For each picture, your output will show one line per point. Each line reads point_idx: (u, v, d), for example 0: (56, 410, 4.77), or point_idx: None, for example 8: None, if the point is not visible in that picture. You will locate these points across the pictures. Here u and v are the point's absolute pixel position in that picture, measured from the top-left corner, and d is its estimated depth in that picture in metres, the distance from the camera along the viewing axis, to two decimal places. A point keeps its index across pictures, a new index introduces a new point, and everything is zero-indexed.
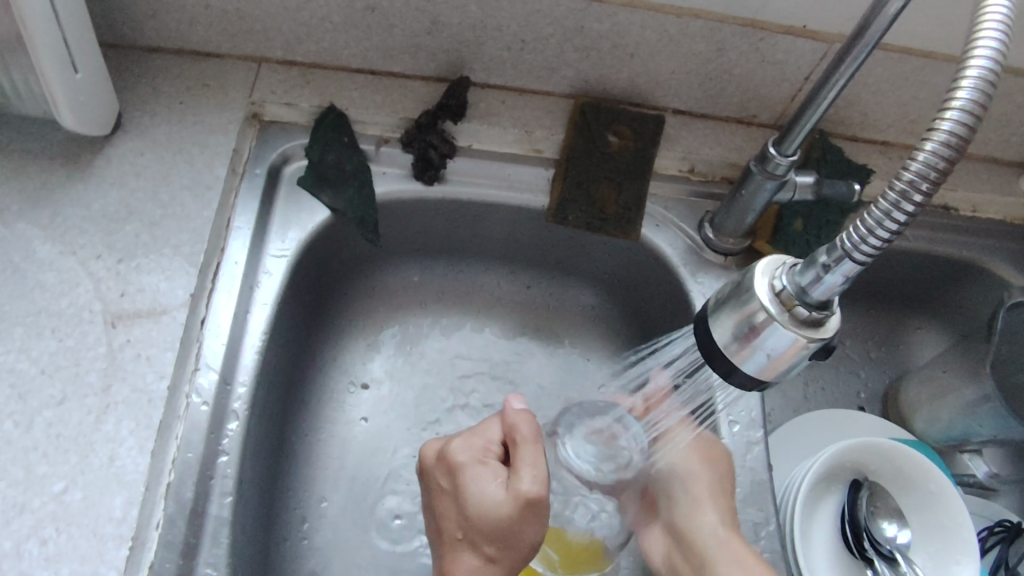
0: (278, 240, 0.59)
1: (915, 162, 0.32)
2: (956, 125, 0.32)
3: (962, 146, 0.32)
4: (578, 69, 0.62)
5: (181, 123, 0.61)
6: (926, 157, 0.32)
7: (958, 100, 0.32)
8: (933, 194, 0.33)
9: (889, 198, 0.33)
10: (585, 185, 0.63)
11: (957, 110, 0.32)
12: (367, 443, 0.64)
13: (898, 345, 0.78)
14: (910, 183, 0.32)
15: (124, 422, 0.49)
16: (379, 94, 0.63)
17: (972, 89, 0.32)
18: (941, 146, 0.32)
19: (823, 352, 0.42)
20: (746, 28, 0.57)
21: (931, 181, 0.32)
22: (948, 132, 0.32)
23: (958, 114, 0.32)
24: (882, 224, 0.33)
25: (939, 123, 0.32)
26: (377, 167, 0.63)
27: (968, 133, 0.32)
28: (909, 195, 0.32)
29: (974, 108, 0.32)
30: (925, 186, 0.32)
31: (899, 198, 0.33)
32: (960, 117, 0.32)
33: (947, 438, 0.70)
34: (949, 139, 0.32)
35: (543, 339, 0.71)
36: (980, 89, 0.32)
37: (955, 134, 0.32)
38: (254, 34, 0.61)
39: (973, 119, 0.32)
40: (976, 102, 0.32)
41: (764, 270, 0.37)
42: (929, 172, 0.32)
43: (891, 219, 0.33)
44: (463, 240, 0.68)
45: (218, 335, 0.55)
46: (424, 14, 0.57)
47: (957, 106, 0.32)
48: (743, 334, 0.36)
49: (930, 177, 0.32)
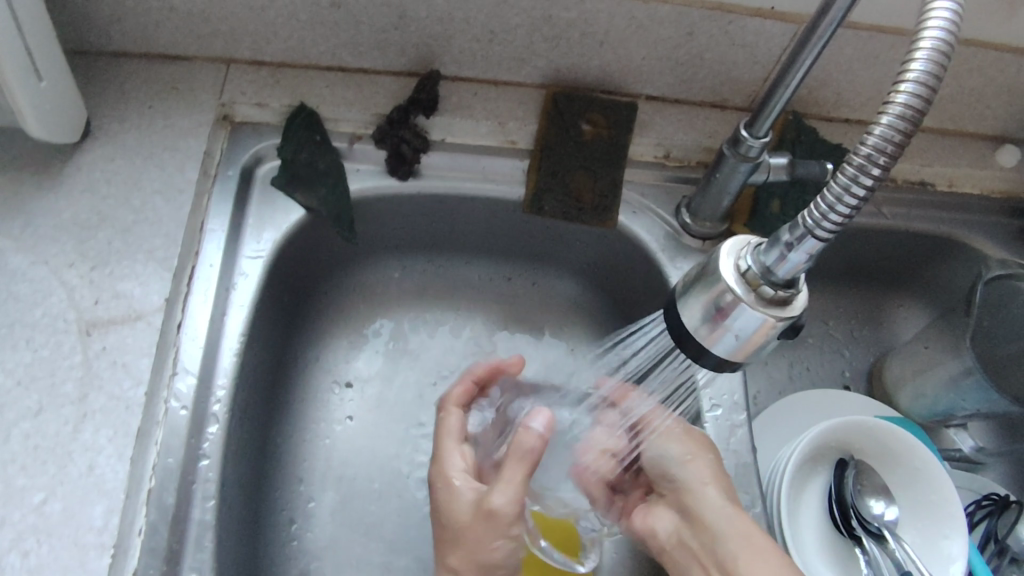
0: (252, 242, 0.59)
1: (872, 135, 0.32)
2: (911, 97, 0.31)
3: (918, 117, 0.31)
4: (549, 58, 0.61)
5: (150, 128, 0.60)
6: (882, 131, 0.32)
7: (913, 72, 0.31)
8: (891, 168, 0.32)
9: (847, 174, 0.32)
10: (561, 174, 0.63)
11: (912, 82, 0.31)
12: (353, 442, 0.64)
13: (881, 323, 0.78)
14: (867, 157, 0.32)
15: (102, 430, 0.49)
16: (350, 91, 0.62)
17: (926, 61, 0.31)
18: (897, 119, 0.31)
19: (791, 331, 0.42)
20: (714, 11, 0.57)
21: (888, 155, 0.32)
22: (903, 105, 0.31)
23: (913, 86, 0.31)
24: (842, 199, 0.33)
25: (894, 96, 0.32)
26: (350, 165, 0.63)
27: (924, 106, 0.31)
28: (867, 169, 0.32)
29: (928, 79, 0.31)
30: (883, 160, 0.32)
31: (858, 172, 0.32)
32: (915, 90, 0.31)
33: (930, 412, 0.71)
34: (905, 111, 0.31)
35: (526, 330, 0.71)
36: (934, 61, 0.31)
37: (910, 106, 0.31)
38: (221, 36, 0.60)
39: (929, 90, 0.31)
40: (930, 74, 0.31)
41: (730, 250, 0.37)
42: (886, 145, 0.32)
43: (851, 194, 0.32)
44: (441, 235, 0.68)
45: (195, 339, 0.54)
46: (390, 8, 0.57)
47: (912, 78, 0.31)
48: (711, 316, 0.36)
49: (888, 151, 0.32)
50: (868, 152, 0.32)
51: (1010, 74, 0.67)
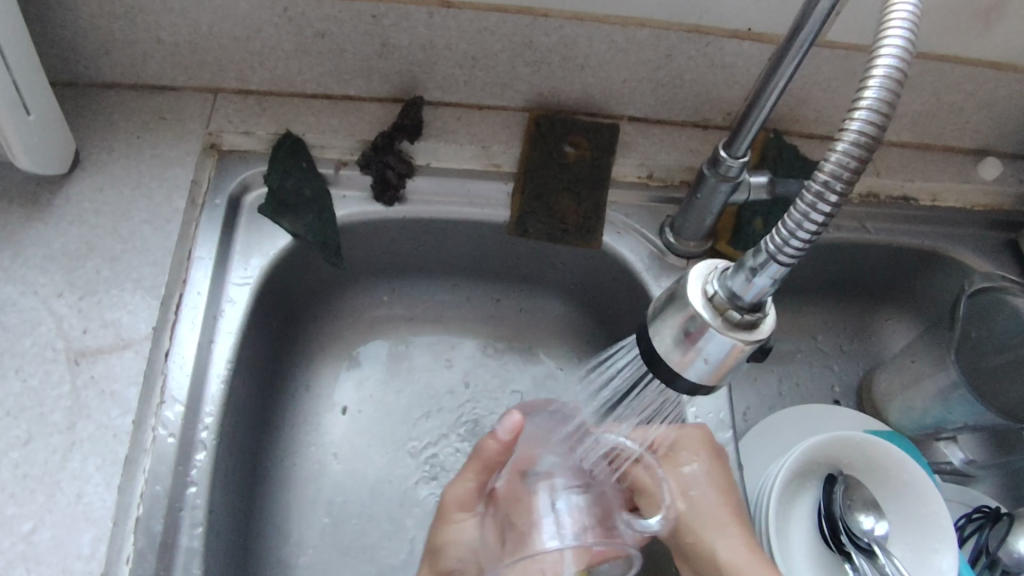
0: (240, 269, 0.59)
1: (829, 161, 0.33)
2: (866, 125, 0.32)
3: (871, 144, 0.32)
4: (531, 83, 0.62)
5: (139, 158, 0.61)
6: (838, 158, 0.33)
7: (866, 99, 0.32)
8: (848, 193, 0.33)
9: (805, 201, 0.33)
10: (545, 197, 0.63)
11: (866, 111, 0.32)
12: (343, 465, 0.64)
13: (870, 337, 0.79)
14: (825, 184, 0.33)
15: (90, 459, 0.49)
16: (335, 118, 0.63)
17: (879, 89, 0.32)
18: (851, 147, 0.32)
19: (761, 351, 0.44)
20: (691, 33, 0.58)
21: (843, 181, 0.33)
22: (858, 133, 0.32)
23: (867, 113, 0.32)
24: (801, 225, 0.33)
25: (849, 123, 0.32)
26: (336, 191, 0.63)
27: (878, 133, 0.32)
28: (824, 195, 0.33)
29: (881, 107, 0.32)
30: (838, 186, 0.33)
31: (816, 198, 0.33)
32: (868, 119, 0.32)
33: (921, 426, 0.71)
34: (859, 139, 0.32)
35: (516, 351, 0.71)
36: (887, 88, 0.32)
37: (864, 134, 0.32)
38: (208, 66, 0.61)
39: (882, 118, 0.32)
40: (883, 102, 0.32)
41: (697, 276, 0.38)
42: (842, 172, 0.32)
43: (810, 220, 0.33)
44: (427, 259, 0.69)
45: (183, 366, 0.54)
46: (373, 37, 0.58)
47: (865, 106, 0.32)
48: (682, 342, 0.37)
49: (844, 178, 0.33)
50: (825, 177, 0.33)
51: (988, 89, 0.68)
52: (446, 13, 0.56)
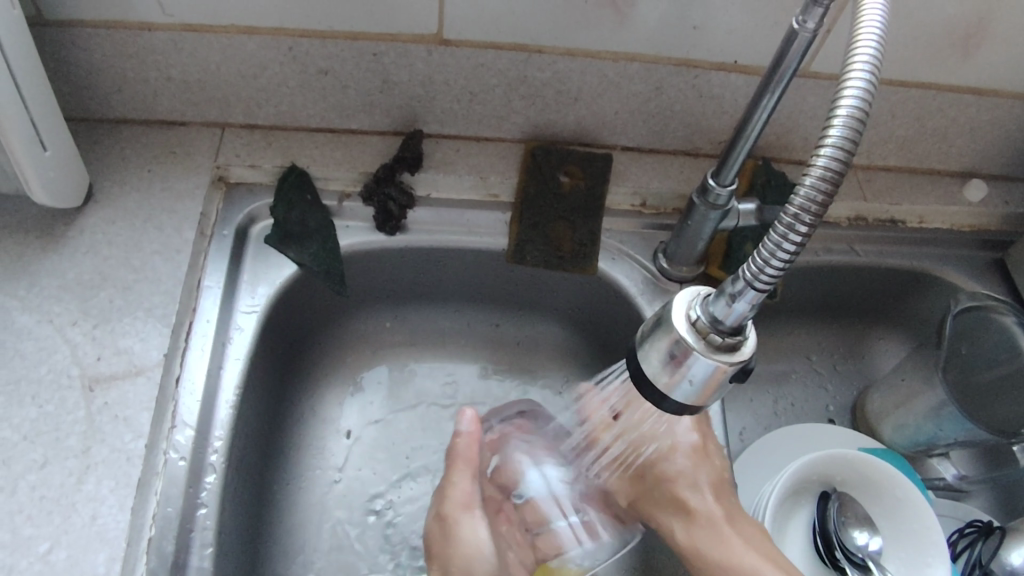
0: (247, 297, 0.61)
1: (798, 194, 0.34)
2: (831, 161, 0.34)
3: (836, 179, 0.34)
4: (527, 115, 0.65)
5: (150, 191, 0.63)
6: (806, 191, 0.34)
7: (831, 137, 0.34)
8: (817, 225, 0.34)
9: (776, 231, 0.35)
10: (541, 226, 0.66)
11: (831, 148, 0.34)
12: (347, 486, 0.66)
13: (863, 357, 0.80)
14: (796, 215, 0.34)
15: (104, 482, 0.51)
16: (339, 151, 0.66)
17: (843, 127, 0.34)
18: (818, 181, 0.34)
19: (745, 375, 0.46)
20: (679, 66, 0.61)
21: (811, 212, 0.34)
22: (824, 168, 0.34)
23: (831, 150, 0.34)
24: (775, 253, 0.35)
25: (815, 159, 0.34)
26: (340, 222, 0.66)
27: (843, 168, 0.34)
28: (796, 226, 0.34)
29: (845, 145, 0.34)
30: (808, 216, 0.34)
31: (788, 229, 0.34)
32: (833, 155, 0.34)
33: (913, 443, 0.72)
34: (825, 174, 0.34)
35: (515, 373, 0.73)
36: (849, 126, 0.34)
37: (830, 169, 0.34)
38: (216, 102, 0.64)
39: (846, 154, 0.34)
40: (847, 139, 0.34)
41: (682, 301, 0.39)
42: (811, 204, 0.34)
43: (783, 248, 0.34)
44: (428, 286, 0.71)
45: (193, 392, 0.56)
46: (374, 73, 0.61)
47: (831, 143, 0.34)
48: (669, 364, 0.38)
49: (813, 209, 0.34)
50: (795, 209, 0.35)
51: (970, 115, 0.70)
52: (444, 50, 0.59)
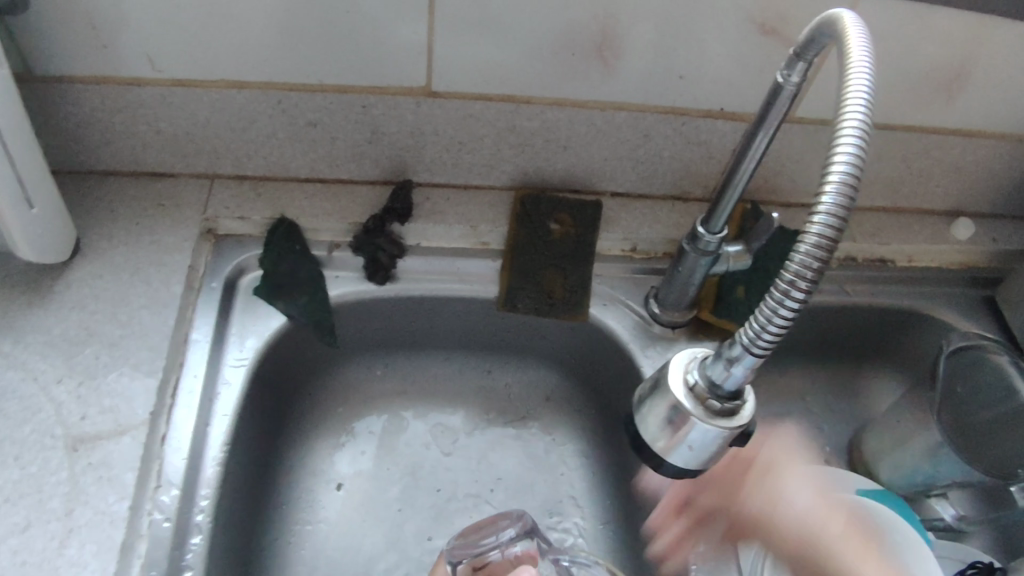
0: (235, 350, 0.61)
1: (793, 260, 0.33)
2: (825, 229, 0.32)
3: (832, 248, 0.32)
4: (516, 163, 0.65)
5: (138, 244, 0.63)
6: (801, 258, 0.33)
7: (824, 204, 0.32)
8: (815, 289, 0.33)
9: (774, 300, 0.33)
10: (532, 274, 0.66)
11: (824, 216, 0.32)
12: (338, 540, 0.65)
13: (859, 396, 0.80)
14: (791, 282, 0.33)
15: (87, 546, 0.49)
16: (328, 202, 0.65)
17: (836, 194, 0.32)
18: (813, 250, 0.32)
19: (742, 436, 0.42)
20: (667, 114, 0.61)
21: (807, 280, 0.33)
22: (818, 237, 0.32)
23: (824, 216, 0.32)
24: (771, 321, 0.34)
25: (809, 226, 0.33)
26: (329, 272, 0.65)
27: (837, 236, 0.32)
28: (791, 293, 0.33)
29: (839, 211, 0.32)
30: (804, 283, 0.33)
31: (783, 295, 0.33)
32: (827, 221, 0.32)
33: (912, 484, 0.72)
34: (820, 242, 0.32)
35: (507, 421, 0.72)
36: (842, 193, 0.32)
37: (824, 238, 0.32)
38: (206, 154, 0.64)
39: (840, 222, 0.32)
40: (839, 207, 0.32)
41: (679, 364, 0.39)
42: (806, 272, 0.33)
43: (779, 316, 0.33)
44: (420, 335, 0.70)
45: (179, 450, 0.55)
46: (363, 125, 0.61)
47: (824, 210, 0.32)
48: (668, 429, 0.38)
49: (808, 276, 0.33)
50: (790, 276, 0.33)
51: (959, 157, 0.71)
52: (433, 102, 0.60)
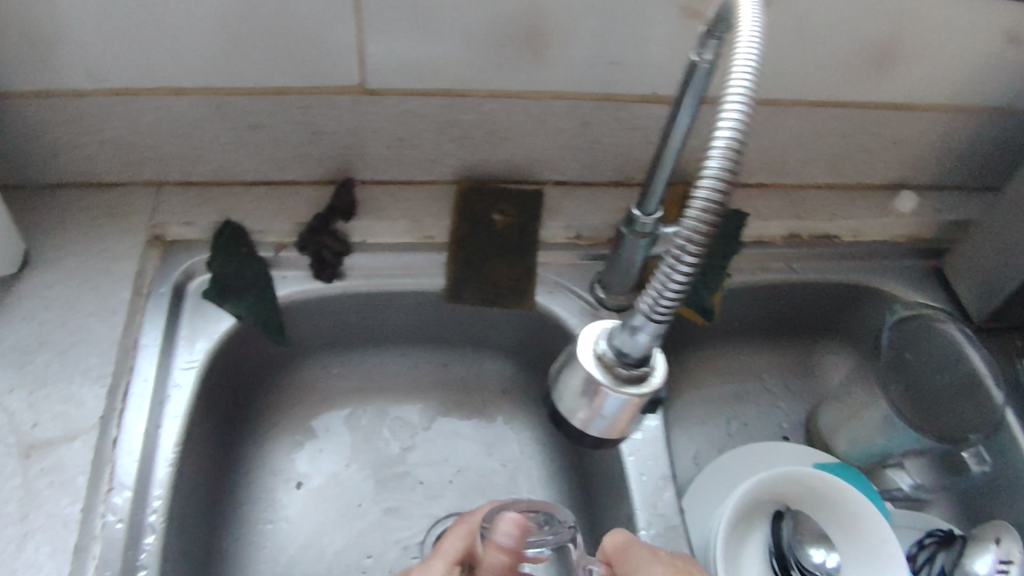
0: (185, 353, 0.61)
1: (682, 226, 0.34)
2: (711, 194, 0.33)
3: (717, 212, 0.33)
4: (458, 157, 0.66)
5: (87, 254, 0.64)
6: (691, 223, 0.34)
7: (709, 169, 0.33)
8: (704, 253, 0.34)
9: (667, 266, 0.34)
10: (476, 265, 0.67)
11: (709, 180, 0.33)
12: (299, 537, 0.65)
13: (815, 372, 0.81)
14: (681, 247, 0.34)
15: (42, 548, 0.50)
16: (274, 204, 0.66)
17: (720, 158, 0.33)
18: (699, 215, 0.33)
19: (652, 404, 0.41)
20: (601, 101, 0.63)
21: (697, 243, 0.34)
22: (704, 202, 0.33)
23: (711, 180, 0.33)
24: (666, 286, 0.35)
25: (696, 192, 0.34)
26: (277, 272, 0.66)
27: (722, 200, 0.33)
28: (682, 258, 0.34)
29: (723, 175, 0.33)
30: (694, 247, 0.34)
31: (674, 261, 0.34)
32: (713, 186, 0.33)
33: (868, 456, 0.72)
34: (706, 207, 0.33)
35: (466, 413, 0.73)
36: (726, 158, 0.33)
37: (710, 204, 0.33)
38: (151, 162, 0.65)
39: (724, 185, 0.33)
40: (724, 171, 0.33)
41: (590, 336, 0.40)
42: (694, 237, 0.34)
43: (672, 281, 0.34)
44: (374, 331, 0.71)
45: (131, 453, 0.56)
46: (303, 125, 0.62)
47: (709, 175, 0.33)
48: (582, 400, 0.39)
49: (697, 241, 0.34)
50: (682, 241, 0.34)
51: (898, 130, 0.72)
52: (369, 100, 0.61)
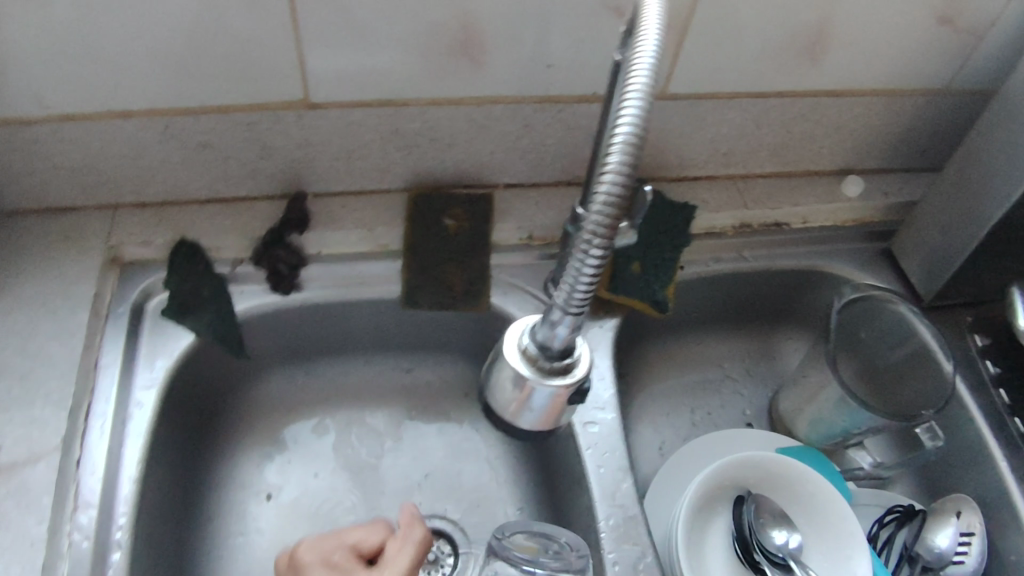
0: (146, 372, 0.62)
1: (587, 221, 0.35)
2: (611, 190, 0.35)
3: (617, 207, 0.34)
4: (406, 164, 0.67)
5: (43, 279, 0.64)
6: (595, 217, 0.35)
7: (609, 164, 0.34)
8: (610, 246, 0.35)
9: (577, 260, 0.36)
10: (431, 269, 0.68)
11: (608, 176, 0.34)
12: (271, 548, 0.66)
13: (774, 357, 0.83)
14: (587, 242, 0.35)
15: (10, 569, 0.51)
16: (227, 219, 0.67)
17: (618, 154, 0.34)
18: (602, 210, 0.35)
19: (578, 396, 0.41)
20: (543, 103, 0.64)
21: (602, 237, 0.35)
22: (605, 198, 0.35)
23: (611, 175, 0.34)
24: (578, 279, 0.36)
25: (598, 187, 0.35)
26: (235, 287, 0.67)
27: (623, 194, 0.35)
28: (589, 253, 0.35)
29: (622, 171, 0.34)
30: (599, 241, 0.35)
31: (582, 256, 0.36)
32: (613, 181, 0.34)
33: (828, 437, 0.73)
34: (607, 202, 0.35)
35: (431, 417, 0.74)
36: (624, 154, 0.34)
37: (611, 199, 0.35)
38: (104, 185, 0.65)
39: (624, 181, 0.34)
40: (623, 166, 0.34)
41: (513, 334, 0.41)
42: (598, 231, 0.35)
43: (582, 274, 0.36)
44: (335, 341, 0.72)
45: (94, 472, 0.57)
46: (251, 141, 0.63)
47: (608, 171, 0.34)
48: (511, 396, 0.40)
49: (601, 236, 0.35)
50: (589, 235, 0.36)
51: (838, 117, 0.73)
52: (314, 113, 0.62)
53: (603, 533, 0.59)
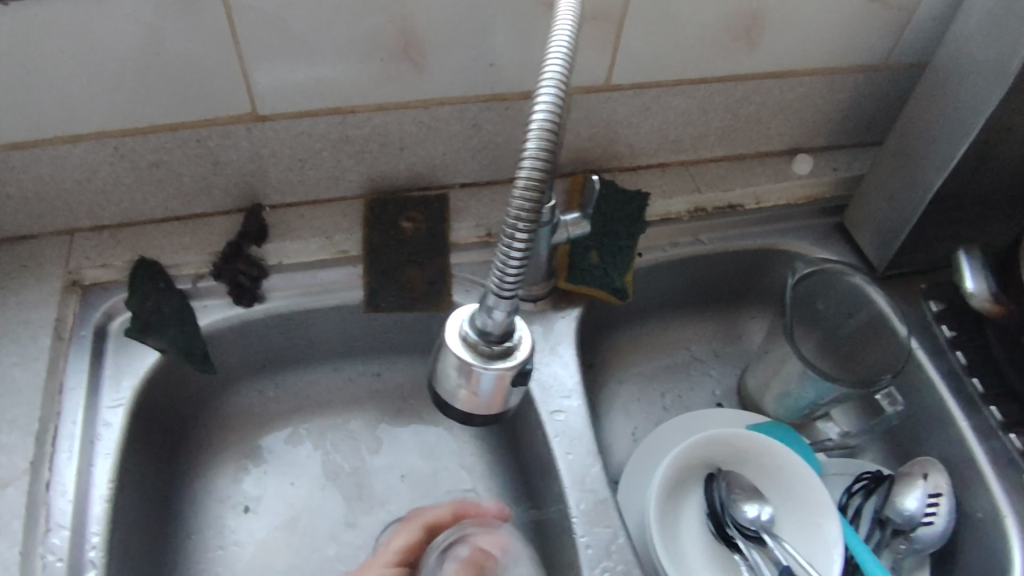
0: (112, 393, 0.63)
1: (511, 206, 0.36)
2: (532, 175, 0.36)
3: (538, 190, 0.36)
4: (360, 171, 0.68)
5: (3, 307, 0.64)
6: (518, 202, 0.36)
7: (527, 150, 0.36)
8: (534, 230, 0.37)
9: (503, 245, 0.37)
10: (391, 272, 0.69)
11: (527, 161, 0.36)
12: (250, 560, 0.66)
13: (739, 338, 0.84)
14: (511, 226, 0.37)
15: None
16: (186, 237, 0.68)
17: (535, 140, 0.36)
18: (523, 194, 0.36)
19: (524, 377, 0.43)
20: (490, 101, 0.65)
21: (525, 221, 0.36)
22: (526, 182, 0.36)
23: (530, 161, 0.36)
24: (506, 262, 0.38)
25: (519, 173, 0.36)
26: (197, 302, 0.68)
27: (543, 179, 0.36)
28: (514, 236, 0.37)
29: (540, 156, 0.35)
30: (523, 225, 0.36)
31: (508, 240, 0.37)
32: (532, 167, 0.36)
33: (796, 411, 0.75)
34: (528, 187, 0.36)
35: (405, 419, 0.75)
36: (541, 140, 0.35)
37: (531, 183, 0.36)
38: (59, 210, 0.66)
39: (542, 165, 0.36)
40: (541, 152, 0.36)
41: (456, 321, 0.43)
42: (521, 215, 0.36)
43: (510, 258, 0.37)
44: (304, 350, 0.73)
45: (64, 493, 0.57)
46: (203, 157, 0.64)
47: (527, 157, 0.36)
48: (460, 382, 0.42)
49: (524, 219, 0.36)
50: (514, 219, 0.37)
51: (780, 98, 0.75)
52: (264, 126, 0.63)
53: (574, 519, 0.60)
